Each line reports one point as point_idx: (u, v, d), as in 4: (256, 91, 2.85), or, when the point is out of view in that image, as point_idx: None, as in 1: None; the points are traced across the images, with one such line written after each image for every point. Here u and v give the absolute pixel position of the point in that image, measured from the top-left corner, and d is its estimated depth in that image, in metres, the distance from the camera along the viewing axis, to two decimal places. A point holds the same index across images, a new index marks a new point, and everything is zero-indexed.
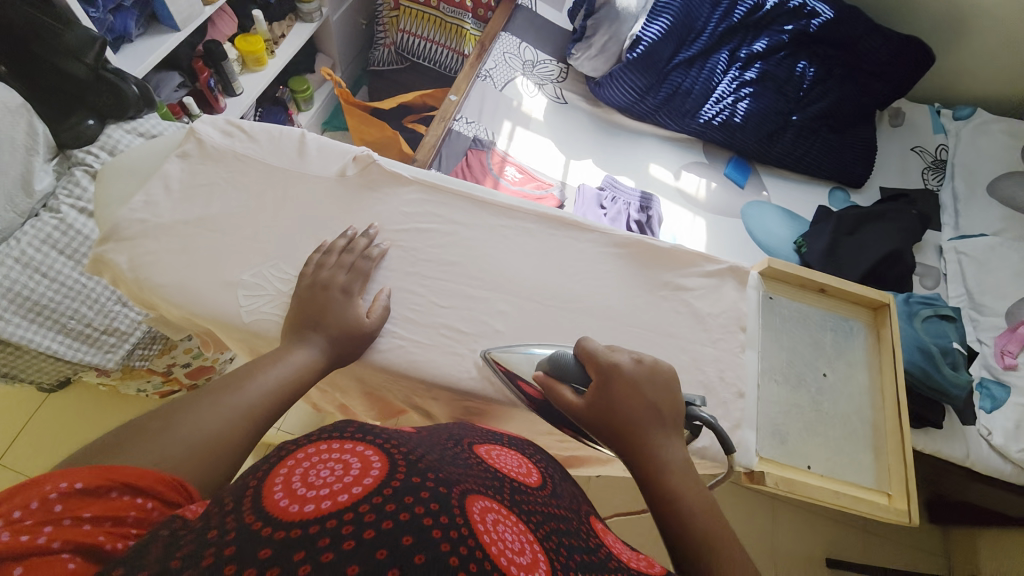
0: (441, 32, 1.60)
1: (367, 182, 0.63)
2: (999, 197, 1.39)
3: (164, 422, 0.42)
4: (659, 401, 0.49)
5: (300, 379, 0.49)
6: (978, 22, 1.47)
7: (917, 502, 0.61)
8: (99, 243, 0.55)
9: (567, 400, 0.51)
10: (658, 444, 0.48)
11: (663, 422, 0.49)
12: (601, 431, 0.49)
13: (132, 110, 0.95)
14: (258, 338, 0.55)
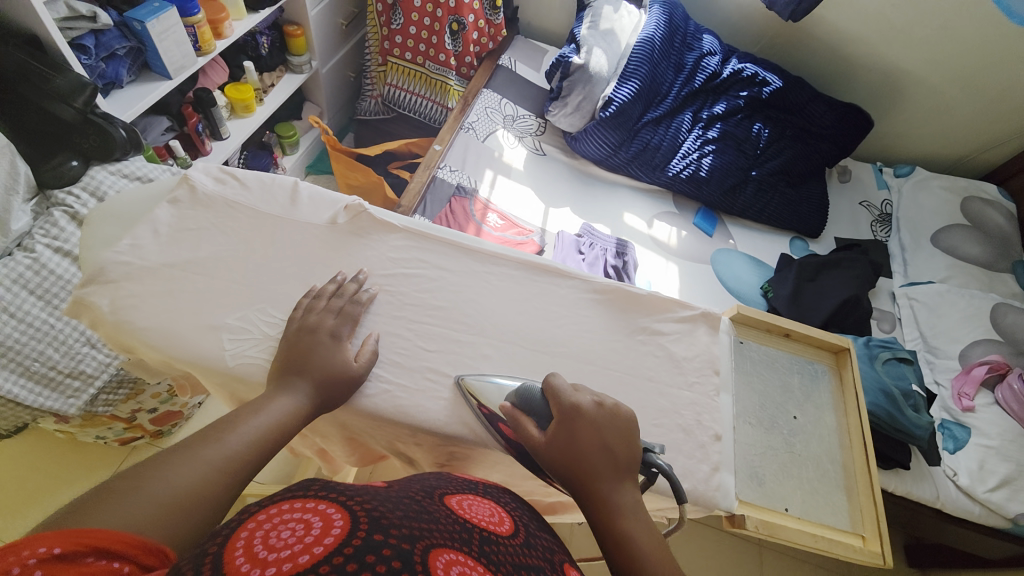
0: (427, 86, 1.68)
1: (357, 230, 0.64)
2: (941, 247, 1.52)
3: (137, 476, 0.39)
4: (616, 442, 0.51)
5: (283, 427, 0.48)
6: (909, 94, 1.65)
7: (889, 543, 0.63)
8: (81, 286, 0.54)
9: (529, 435, 0.52)
10: (610, 485, 0.50)
11: (615, 464, 0.50)
12: (558, 469, 0.51)
13: (118, 152, 0.94)
14: (240, 383, 0.54)
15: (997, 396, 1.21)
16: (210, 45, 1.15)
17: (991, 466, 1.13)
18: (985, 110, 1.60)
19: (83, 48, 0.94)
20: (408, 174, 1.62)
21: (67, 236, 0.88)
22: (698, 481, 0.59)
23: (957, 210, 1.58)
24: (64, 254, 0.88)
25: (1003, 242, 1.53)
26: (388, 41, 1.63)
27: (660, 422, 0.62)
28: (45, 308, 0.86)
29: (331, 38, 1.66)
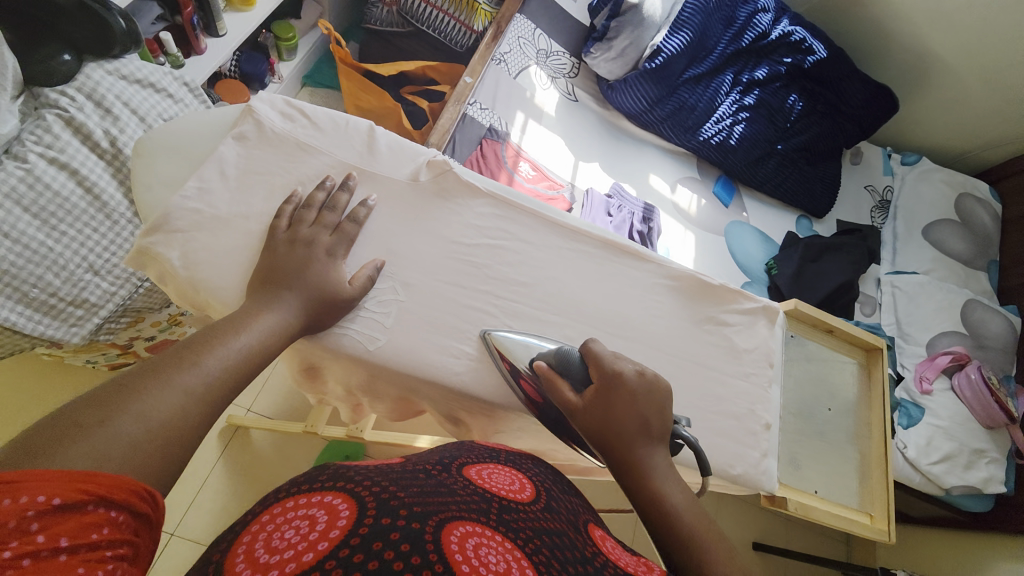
0: (451, 1, 1.50)
1: (441, 190, 0.59)
2: (930, 240, 1.58)
3: (117, 395, 0.37)
4: (653, 410, 0.51)
5: (268, 346, 0.46)
6: (941, 81, 1.62)
7: (894, 522, 0.72)
8: (144, 236, 0.48)
9: (564, 397, 0.51)
10: (647, 450, 0.50)
11: (652, 432, 0.50)
12: (594, 433, 0.50)
13: (118, 49, 0.82)
14: (332, 352, 0.53)
15: (954, 383, 1.34)
16: None
17: (937, 443, 1.29)
18: (1000, 109, 1.59)
19: None
20: (425, 102, 1.47)
21: (65, 146, 0.76)
22: (748, 466, 0.64)
23: (950, 205, 1.62)
24: (61, 166, 0.76)
25: (985, 241, 1.60)
26: None
27: (720, 410, 0.66)
28: (43, 229, 0.75)
29: None
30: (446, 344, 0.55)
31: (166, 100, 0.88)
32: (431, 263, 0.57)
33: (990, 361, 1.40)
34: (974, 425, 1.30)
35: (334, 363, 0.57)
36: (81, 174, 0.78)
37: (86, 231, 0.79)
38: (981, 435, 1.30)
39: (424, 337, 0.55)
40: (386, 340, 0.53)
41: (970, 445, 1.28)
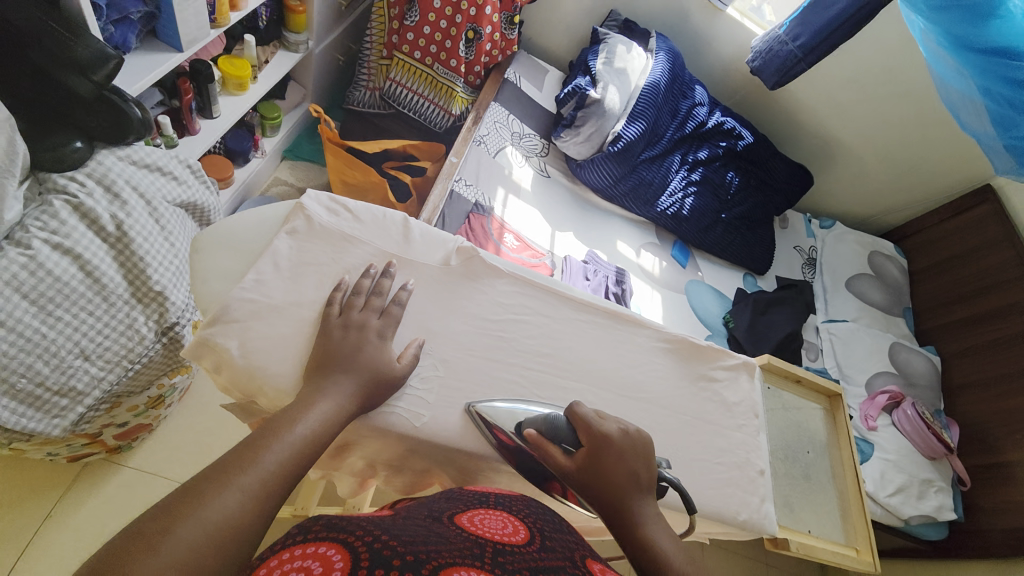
0: (431, 88, 1.61)
1: (469, 273, 0.68)
2: (853, 292, 1.82)
3: (186, 499, 0.39)
4: (641, 462, 0.57)
5: (325, 433, 0.49)
6: (844, 161, 1.94)
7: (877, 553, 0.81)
8: (205, 326, 0.54)
9: (557, 459, 0.56)
10: (637, 498, 0.55)
11: (641, 482, 0.56)
12: (588, 491, 0.55)
13: (132, 135, 0.85)
14: (382, 430, 0.58)
15: (893, 419, 1.52)
16: (225, 16, 1.03)
17: (890, 476, 1.43)
18: (886, 186, 1.96)
19: (97, 7, 0.80)
20: (408, 177, 1.55)
21: (70, 231, 0.76)
22: (752, 511, 0.71)
23: (865, 261, 1.90)
24: (64, 252, 0.76)
25: (898, 291, 1.87)
26: (398, 35, 1.55)
27: (722, 460, 0.73)
28: (37, 315, 0.73)
29: (328, 17, 1.53)
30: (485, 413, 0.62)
31: (171, 182, 0.90)
32: (464, 339, 0.65)
33: (920, 397, 1.61)
34: (918, 456, 1.47)
35: (375, 440, 0.60)
36: (82, 258, 0.77)
37: (82, 314, 0.77)
38: (927, 465, 1.46)
39: (467, 407, 0.61)
40: (430, 416, 0.59)
41: (918, 476, 1.44)
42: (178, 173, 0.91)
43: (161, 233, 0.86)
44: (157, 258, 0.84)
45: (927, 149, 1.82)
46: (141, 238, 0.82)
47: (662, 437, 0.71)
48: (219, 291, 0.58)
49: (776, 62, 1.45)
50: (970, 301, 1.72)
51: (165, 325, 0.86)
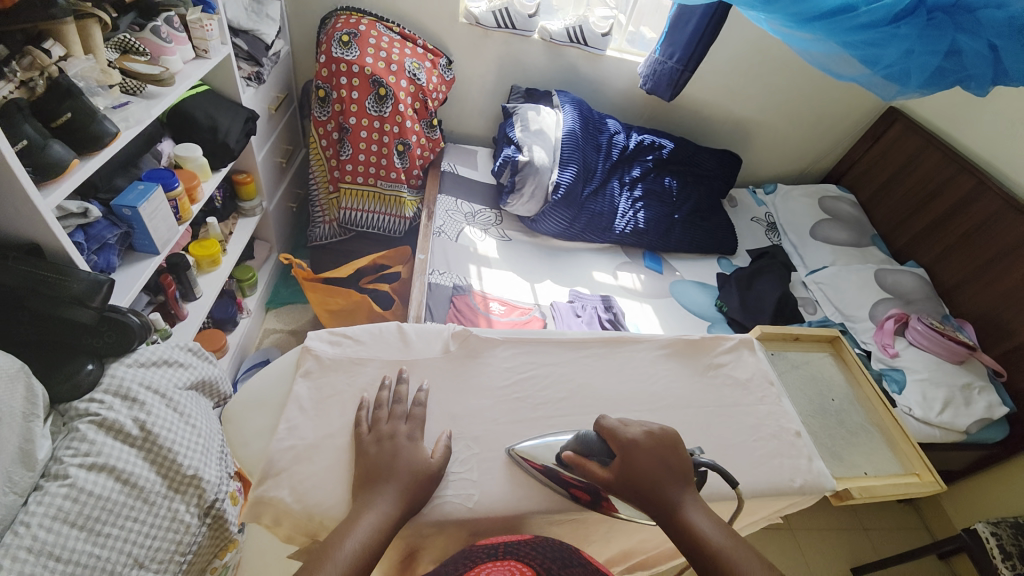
0: (381, 202, 1.72)
1: (469, 351, 0.75)
2: (820, 239, 1.92)
3: None
4: (672, 455, 0.62)
5: (377, 541, 0.52)
6: (760, 133, 2.13)
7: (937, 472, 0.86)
8: (256, 485, 0.58)
9: (595, 471, 0.61)
10: (674, 489, 0.60)
11: (676, 472, 0.61)
12: (627, 493, 0.60)
13: (136, 341, 0.92)
14: (443, 523, 0.60)
15: (909, 339, 1.54)
16: (188, 211, 1.15)
17: (932, 394, 1.43)
18: (802, 141, 2.16)
19: (76, 244, 0.91)
20: (387, 285, 1.65)
21: (100, 448, 0.81)
22: (805, 474, 0.75)
23: (818, 209, 2.01)
24: (100, 469, 0.80)
25: (859, 224, 1.98)
26: (338, 170, 1.67)
27: (758, 436, 0.78)
28: (88, 539, 0.75)
29: (272, 175, 1.67)
30: (529, 472, 0.66)
31: (177, 369, 0.98)
32: (488, 412, 0.70)
33: (924, 310, 1.64)
34: (947, 365, 1.47)
35: (441, 535, 0.62)
36: (117, 469, 0.81)
37: (129, 523, 0.79)
38: (959, 371, 1.47)
39: (511, 473, 0.65)
40: (480, 492, 0.63)
41: (956, 384, 1.44)
42: (182, 359, 1.00)
43: (181, 419, 0.92)
44: (182, 444, 0.89)
45: (822, 99, 2.02)
46: (165, 430, 0.88)
47: (694, 434, 0.75)
48: (259, 450, 0.61)
49: (664, 79, 1.64)
50: (923, 210, 1.84)
51: (206, 504, 0.89)
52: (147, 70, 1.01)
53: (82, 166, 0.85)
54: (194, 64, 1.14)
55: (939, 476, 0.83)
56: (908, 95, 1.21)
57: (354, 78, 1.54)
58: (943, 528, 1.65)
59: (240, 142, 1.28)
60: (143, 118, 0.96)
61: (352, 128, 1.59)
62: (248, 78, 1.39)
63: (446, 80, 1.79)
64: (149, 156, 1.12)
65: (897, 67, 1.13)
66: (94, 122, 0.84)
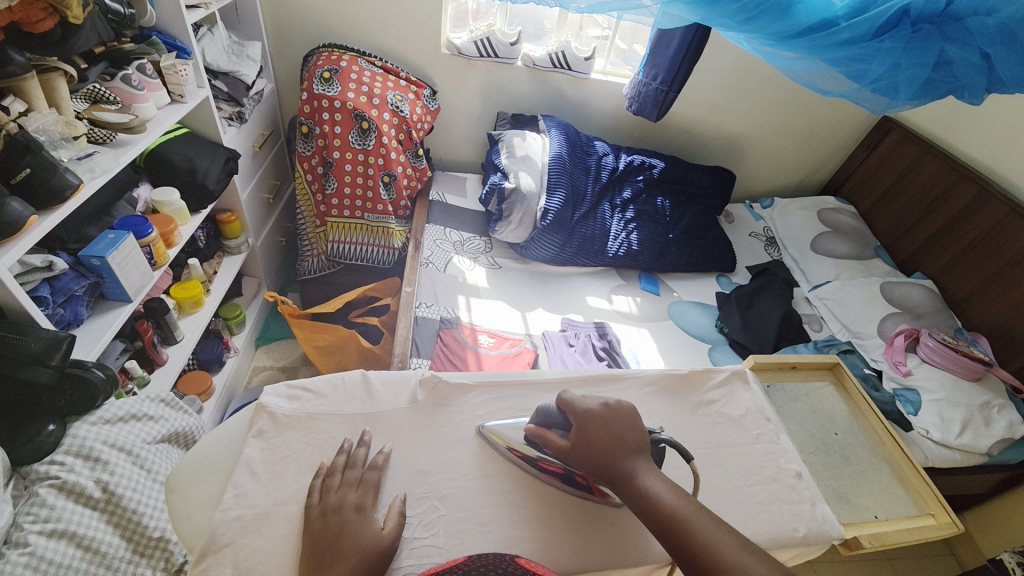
0: (369, 234, 1.69)
1: (439, 400, 0.71)
2: (822, 252, 1.85)
3: None
4: (625, 427, 0.63)
5: None
6: (754, 148, 2.10)
7: (954, 513, 0.85)
8: (196, 564, 0.54)
9: (556, 442, 0.63)
10: (629, 458, 0.61)
11: (630, 444, 0.62)
12: (585, 466, 0.61)
13: (101, 396, 0.87)
14: None
15: (922, 356, 1.46)
16: (163, 256, 1.14)
17: (949, 414, 1.34)
18: (796, 155, 2.13)
19: (40, 298, 0.88)
20: (375, 319, 1.61)
21: (60, 514, 0.77)
22: (808, 521, 0.69)
23: (818, 222, 1.96)
24: (60, 535, 0.76)
25: (860, 236, 1.92)
26: (324, 204, 1.65)
27: (754, 480, 0.72)
28: None
29: (258, 212, 1.66)
30: (501, 534, 0.61)
31: (148, 423, 0.95)
32: (458, 467, 0.65)
33: (934, 324, 1.56)
34: (964, 383, 1.39)
35: None
36: (78, 535, 0.78)
37: None
38: (977, 389, 1.38)
39: (480, 537, 0.60)
40: (445, 560, 0.58)
41: (974, 403, 1.36)
42: (153, 411, 0.97)
43: (149, 477, 0.89)
44: (149, 505, 0.86)
45: (813, 112, 2.00)
46: (129, 490, 0.85)
47: (684, 482, 0.70)
48: (203, 523, 0.57)
49: (649, 100, 1.62)
50: (925, 220, 1.78)
51: (174, 568, 0.87)
52: (117, 118, 1.00)
53: (41, 221, 0.82)
54: (168, 108, 1.15)
55: (954, 517, 0.82)
56: (899, 107, 1.17)
57: (336, 113, 1.54)
58: (972, 555, 1.53)
59: (220, 181, 1.28)
60: (111, 167, 0.94)
61: (336, 162, 1.58)
62: (229, 118, 1.38)
63: (431, 110, 1.79)
64: (123, 204, 1.11)
65: (885, 81, 1.10)
66: (55, 174, 0.82)
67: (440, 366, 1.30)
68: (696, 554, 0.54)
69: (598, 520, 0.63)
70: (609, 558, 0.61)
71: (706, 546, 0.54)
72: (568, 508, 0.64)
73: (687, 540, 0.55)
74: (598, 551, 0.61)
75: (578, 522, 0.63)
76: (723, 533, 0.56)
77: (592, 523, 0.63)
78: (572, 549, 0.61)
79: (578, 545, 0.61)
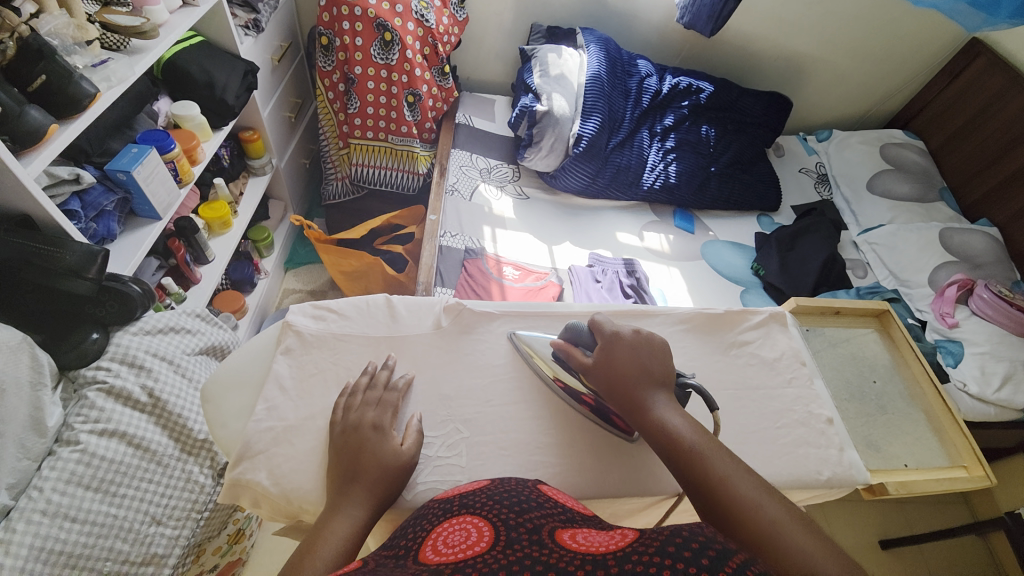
0: (393, 159, 1.63)
1: (463, 327, 0.70)
2: (879, 192, 1.69)
3: None
4: (653, 358, 0.61)
5: (353, 545, 0.50)
6: (818, 71, 1.86)
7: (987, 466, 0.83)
8: (232, 467, 0.57)
9: (578, 359, 0.63)
10: (649, 390, 0.59)
11: (654, 375, 0.60)
12: (604, 385, 0.61)
13: (139, 308, 0.91)
14: None
15: (972, 308, 1.37)
16: (188, 174, 1.13)
17: (991, 369, 1.28)
18: (866, 80, 1.89)
19: (71, 212, 0.88)
20: (399, 246, 1.60)
21: (110, 414, 0.84)
22: (835, 466, 0.67)
23: (879, 158, 1.77)
24: (110, 434, 0.83)
25: (925, 175, 1.74)
26: (346, 124, 1.57)
27: (782, 423, 0.71)
28: (103, 499, 0.79)
29: (280, 131, 1.60)
30: (522, 458, 0.61)
31: (186, 336, 1.00)
32: (481, 394, 0.65)
33: (992, 275, 1.45)
34: (1014, 339, 1.31)
35: None
36: (128, 434, 0.84)
37: (143, 484, 0.84)
38: None
39: (502, 460, 0.61)
40: (467, 478, 0.59)
41: (1021, 359, 1.28)
42: (189, 325, 1.01)
43: (189, 385, 0.95)
44: (192, 410, 0.92)
45: (895, 28, 1.73)
46: (173, 397, 0.91)
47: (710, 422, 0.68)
48: (238, 431, 0.60)
49: (705, 10, 1.42)
50: (1005, 160, 1.59)
51: (218, 467, 0.94)
52: (128, 22, 0.95)
53: (62, 131, 0.79)
54: (180, 13, 1.06)
55: (988, 470, 0.79)
56: (997, 25, 1.03)
57: (357, 22, 1.42)
58: (986, 506, 1.54)
59: (239, 97, 1.21)
60: (126, 75, 0.90)
61: (357, 79, 1.49)
62: (245, 26, 1.30)
63: (459, 20, 1.63)
64: (144, 117, 1.08)
65: None
66: (71, 83, 0.78)
67: (465, 296, 1.29)
68: (710, 489, 0.53)
69: (619, 451, 0.64)
70: (629, 486, 0.61)
71: (721, 482, 0.53)
72: (590, 440, 0.64)
73: (701, 476, 0.54)
74: (616, 479, 0.62)
75: (600, 450, 0.63)
76: (742, 472, 0.54)
77: (613, 450, 0.64)
78: (591, 475, 0.62)
79: (598, 473, 0.62)
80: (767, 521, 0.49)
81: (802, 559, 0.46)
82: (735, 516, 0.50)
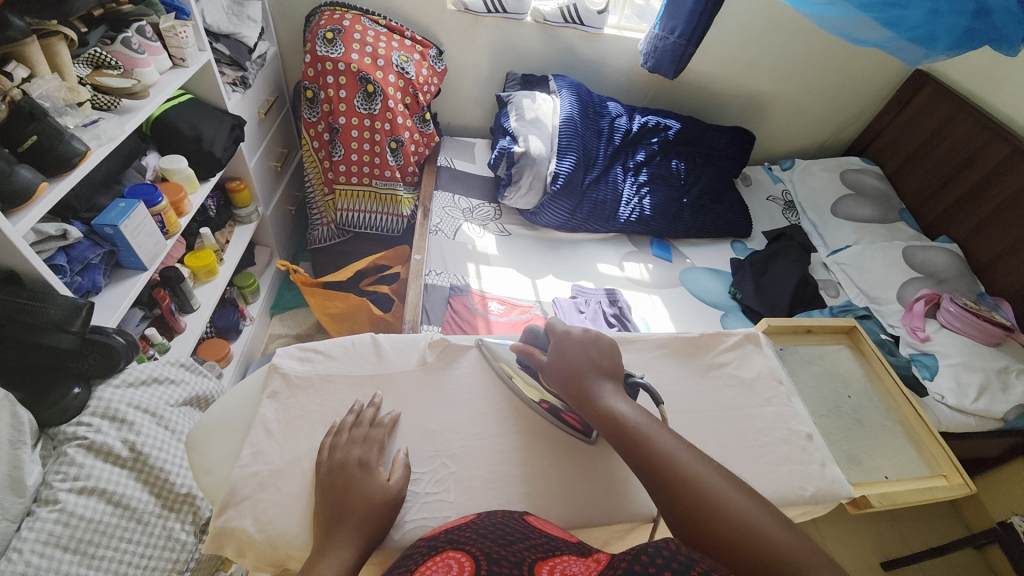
0: (377, 202, 1.67)
1: (447, 361, 0.72)
2: (842, 216, 1.79)
3: None
4: (601, 352, 0.67)
5: None
6: (775, 107, 2.00)
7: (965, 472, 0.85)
8: (218, 515, 0.56)
9: (537, 358, 0.70)
10: (597, 379, 0.65)
11: (602, 367, 0.66)
12: (558, 377, 0.67)
13: (123, 360, 0.91)
14: None
15: (941, 321, 1.42)
16: (175, 225, 1.15)
17: (964, 379, 1.32)
18: (820, 113, 2.03)
19: (58, 266, 0.89)
20: (385, 286, 1.62)
21: (90, 471, 0.82)
22: (817, 481, 0.69)
23: (839, 184, 1.88)
24: (90, 492, 0.81)
25: (884, 198, 1.84)
26: (331, 171, 1.63)
27: (764, 441, 0.72)
28: (82, 562, 0.77)
29: (266, 180, 1.65)
30: (510, 490, 0.62)
31: (170, 386, 0.99)
32: (467, 427, 0.67)
33: (955, 289, 1.52)
34: (983, 348, 1.35)
35: None
36: (108, 491, 0.82)
37: (123, 544, 0.82)
38: (996, 353, 1.35)
39: (490, 493, 0.61)
40: (456, 513, 0.59)
41: (991, 367, 1.32)
42: (173, 375, 1.01)
43: (172, 436, 0.94)
44: (174, 462, 0.90)
45: (840, 67, 1.88)
46: (155, 450, 0.89)
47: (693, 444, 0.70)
48: (223, 477, 0.60)
49: (667, 55, 1.54)
50: (953, 181, 1.70)
51: (201, 521, 0.92)
52: (119, 84, 1.00)
53: (51, 188, 0.82)
54: (170, 73, 1.12)
55: (965, 478, 0.81)
56: (935, 57, 1.14)
57: (341, 76, 1.50)
58: (978, 516, 1.54)
59: (226, 149, 1.26)
60: (116, 134, 0.95)
61: (341, 128, 1.55)
62: (233, 84, 1.36)
63: (438, 71, 1.73)
64: (132, 171, 1.11)
65: (922, 29, 1.06)
66: (60, 142, 0.82)
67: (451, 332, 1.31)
68: (653, 464, 0.56)
69: (606, 478, 0.64)
70: (615, 511, 0.62)
71: (665, 459, 0.56)
72: (577, 470, 0.65)
73: (642, 451, 0.57)
74: (603, 506, 0.62)
75: (586, 479, 0.64)
76: (682, 448, 0.57)
77: (601, 479, 0.64)
78: (575, 505, 0.62)
79: (584, 502, 0.62)
80: (704, 491, 0.52)
81: (750, 531, 0.49)
82: (675, 485, 0.53)
